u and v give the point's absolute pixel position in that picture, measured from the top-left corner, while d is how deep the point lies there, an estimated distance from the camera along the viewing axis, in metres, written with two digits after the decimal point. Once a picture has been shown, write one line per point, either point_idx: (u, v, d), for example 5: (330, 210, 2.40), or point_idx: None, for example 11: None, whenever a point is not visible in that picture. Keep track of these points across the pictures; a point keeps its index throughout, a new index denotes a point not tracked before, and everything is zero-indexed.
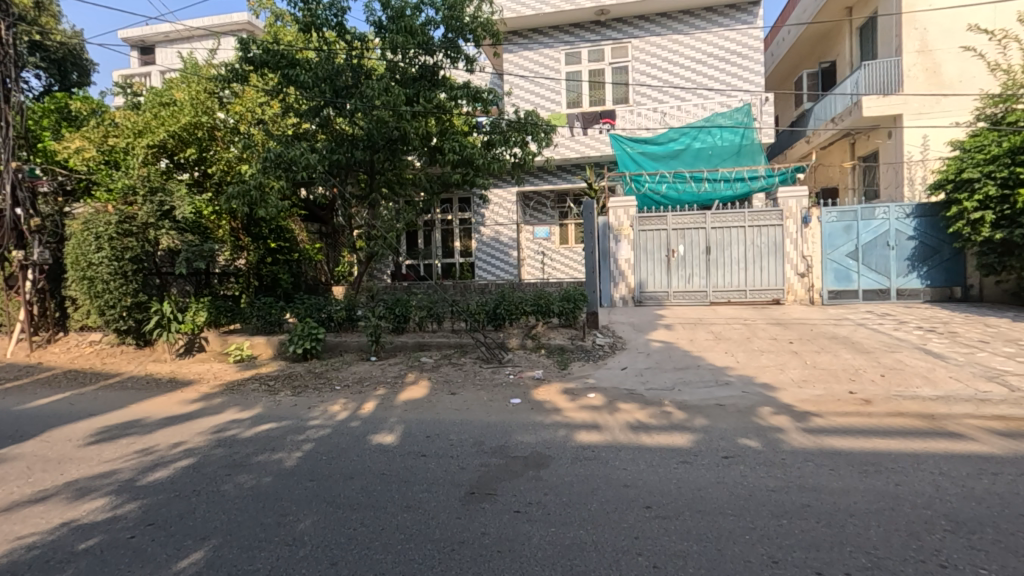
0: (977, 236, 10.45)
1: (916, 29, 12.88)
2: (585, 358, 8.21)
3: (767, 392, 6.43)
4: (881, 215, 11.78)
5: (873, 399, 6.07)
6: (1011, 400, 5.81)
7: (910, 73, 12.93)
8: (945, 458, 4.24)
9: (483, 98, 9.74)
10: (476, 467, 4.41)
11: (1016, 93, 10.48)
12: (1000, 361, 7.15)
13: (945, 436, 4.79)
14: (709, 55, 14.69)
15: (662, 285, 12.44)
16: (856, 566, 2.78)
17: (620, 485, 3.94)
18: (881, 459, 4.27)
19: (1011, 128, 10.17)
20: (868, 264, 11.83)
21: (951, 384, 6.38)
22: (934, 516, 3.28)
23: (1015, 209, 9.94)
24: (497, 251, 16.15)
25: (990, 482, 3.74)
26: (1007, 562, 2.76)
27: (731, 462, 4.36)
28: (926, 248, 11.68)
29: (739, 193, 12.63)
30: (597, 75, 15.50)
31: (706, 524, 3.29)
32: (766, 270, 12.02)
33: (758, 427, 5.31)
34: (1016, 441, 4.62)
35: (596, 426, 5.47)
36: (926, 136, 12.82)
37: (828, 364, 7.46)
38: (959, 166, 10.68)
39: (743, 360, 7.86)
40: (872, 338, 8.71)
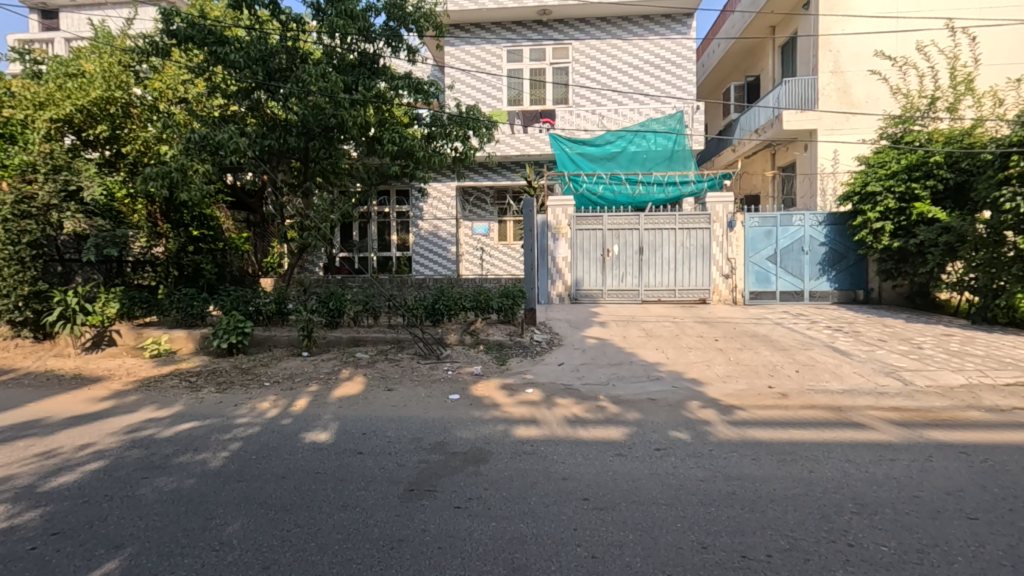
0: (878, 244, 11.46)
1: (831, 52, 13.94)
2: (523, 353, 8.28)
3: (695, 387, 6.77)
4: (797, 222, 12.66)
5: (789, 393, 6.53)
6: (905, 393, 6.42)
7: (825, 91, 14.00)
8: (850, 446, 4.63)
9: (423, 90, 9.51)
10: (416, 463, 4.35)
11: (913, 115, 11.57)
12: (896, 358, 7.88)
13: (850, 426, 5.24)
14: (645, 62, 15.23)
15: (597, 283, 12.77)
16: (776, 548, 2.98)
17: (559, 478, 4.02)
18: (796, 448, 4.60)
19: (908, 147, 11.23)
20: (785, 267, 12.70)
21: (855, 378, 6.99)
22: (841, 499, 3.58)
23: (910, 220, 11.02)
24: (435, 246, 16.08)
25: (889, 467, 4.13)
26: (904, 540, 3.05)
27: (663, 453, 4.55)
28: (834, 254, 12.68)
29: (671, 197, 13.18)
30: (538, 74, 15.64)
31: (641, 514, 3.42)
32: (694, 271, 12.62)
33: (687, 420, 5.58)
34: (910, 430, 5.11)
35: (535, 421, 5.54)
36: (836, 151, 13.90)
37: (750, 361, 7.94)
38: (864, 180, 11.67)
39: (672, 356, 8.24)
40: (788, 337, 9.35)
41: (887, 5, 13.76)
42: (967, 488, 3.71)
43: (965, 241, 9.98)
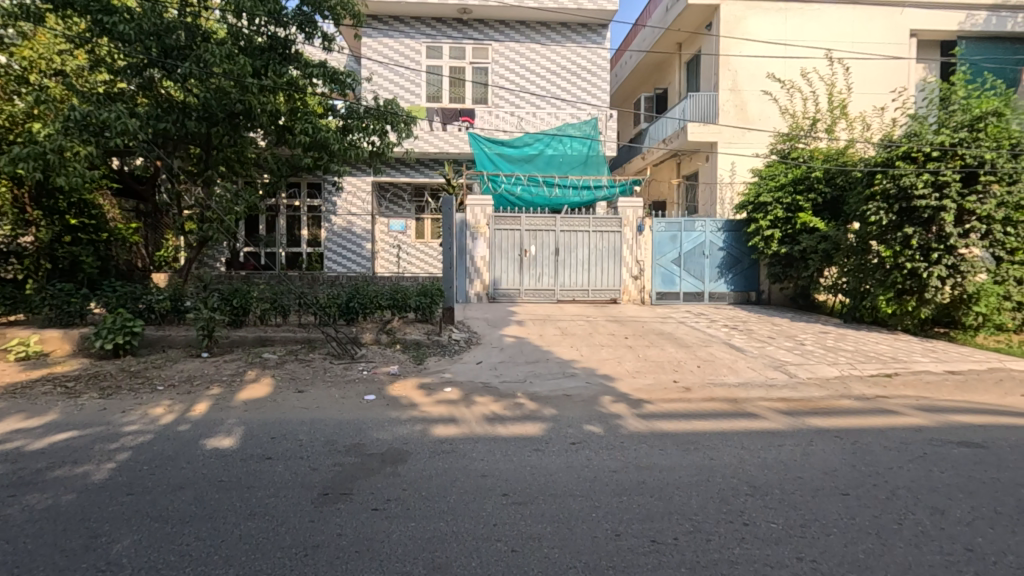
0: (768, 250, 12.57)
1: (730, 71, 15.08)
2: (441, 352, 8.22)
3: (607, 382, 7.07)
4: (699, 228, 13.57)
5: (691, 387, 7.00)
6: (790, 385, 7.11)
7: (725, 107, 15.14)
8: (744, 434, 5.06)
9: (340, 80, 9.27)
10: (330, 466, 4.19)
11: (798, 134, 12.83)
12: (782, 353, 8.69)
13: (744, 416, 5.71)
14: (562, 68, 15.63)
15: (515, 283, 12.94)
16: (682, 531, 3.19)
17: (478, 475, 4.04)
18: (698, 438, 4.95)
19: (794, 162, 12.43)
20: (688, 270, 13.57)
21: (748, 372, 7.63)
22: (738, 483, 3.89)
23: (795, 229, 12.19)
24: (349, 242, 15.55)
25: (778, 452, 4.55)
26: (790, 516, 3.38)
27: (578, 447, 4.72)
28: (731, 258, 13.73)
29: (585, 200, 13.69)
30: (458, 73, 15.58)
31: (558, 507, 3.52)
32: (606, 272, 13.16)
33: (600, 414, 5.82)
34: (794, 418, 5.67)
35: (453, 419, 5.53)
36: (733, 163, 15.06)
37: (657, 357, 8.42)
38: (757, 191, 12.74)
39: (586, 354, 8.54)
40: (691, 334, 10.00)
41: (777, 32, 15.12)
42: (841, 468, 4.17)
43: (839, 249, 11.19)
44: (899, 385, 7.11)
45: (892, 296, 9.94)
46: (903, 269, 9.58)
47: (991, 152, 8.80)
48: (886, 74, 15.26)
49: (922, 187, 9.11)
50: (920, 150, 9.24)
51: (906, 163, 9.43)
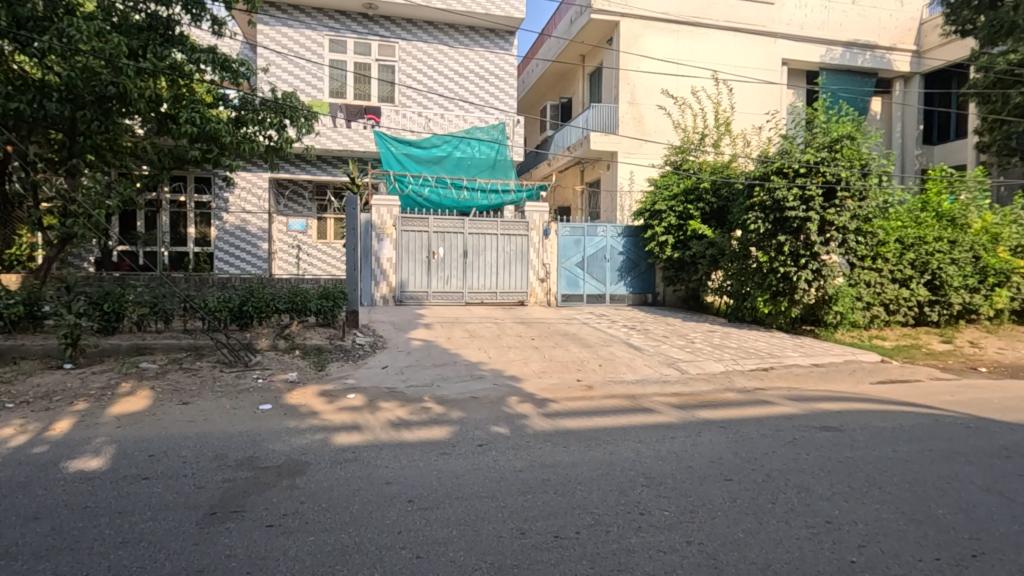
0: (663, 254, 13.50)
1: (629, 85, 15.93)
2: (344, 358, 7.92)
3: (514, 383, 7.18)
4: (601, 233, 14.21)
5: (593, 385, 7.30)
6: (681, 380, 7.64)
7: (624, 118, 15.89)
8: (641, 428, 5.36)
9: (232, 68, 8.64)
10: (218, 483, 3.88)
11: (689, 147, 13.80)
12: (675, 351, 9.31)
13: (641, 411, 6.05)
14: (470, 71, 15.69)
15: (422, 285, 12.77)
16: (583, 524, 3.31)
17: (382, 482, 3.94)
18: (599, 433, 5.18)
19: (686, 173, 13.40)
20: (591, 272, 14.16)
21: (645, 369, 8.10)
22: (635, 475, 4.11)
23: (686, 235, 13.14)
24: (242, 242, 14.53)
25: (670, 444, 4.87)
26: (680, 503, 3.62)
27: (484, 448, 4.75)
28: (630, 262, 14.53)
29: (493, 204, 13.82)
30: (363, 69, 15.12)
31: (463, 509, 3.51)
32: (513, 274, 13.38)
33: (507, 414, 5.90)
34: (684, 411, 6.11)
35: (356, 427, 5.34)
36: (632, 172, 15.93)
37: (561, 357, 8.69)
38: (653, 200, 13.61)
39: (493, 355, 8.62)
40: (593, 335, 10.42)
41: (671, 51, 16.19)
42: (724, 455, 4.54)
43: (724, 254, 12.22)
44: (773, 378, 7.88)
45: (768, 298, 10.98)
46: (777, 273, 10.63)
47: (846, 171, 9.97)
48: (763, 97, 16.87)
49: (792, 200, 10.15)
50: (790, 167, 10.26)
51: (779, 177, 10.42)
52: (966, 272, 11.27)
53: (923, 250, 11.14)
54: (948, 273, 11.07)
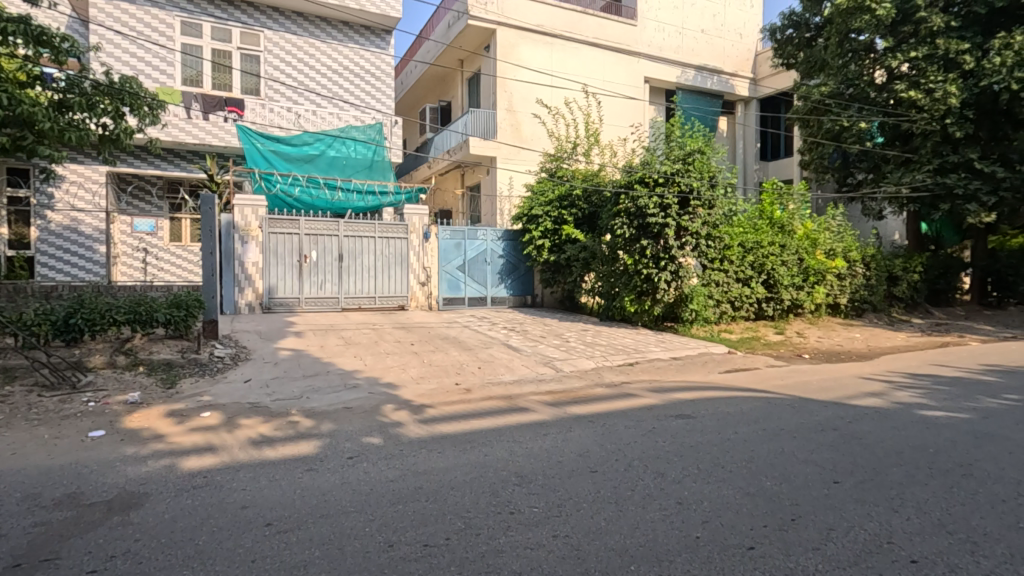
0: (540, 258, 14.11)
1: (506, 93, 16.32)
2: (199, 373, 7.17)
3: (390, 391, 6.99)
4: (481, 236, 14.38)
5: (472, 388, 7.34)
6: (556, 378, 7.95)
7: (501, 125, 16.21)
8: (515, 428, 5.48)
9: (52, 44, 7.44)
10: (28, 530, 3.30)
11: (563, 155, 14.40)
12: (551, 350, 9.67)
13: (518, 411, 6.20)
14: (345, 68, 15.03)
15: (293, 291, 11.98)
16: (453, 530, 3.29)
17: (237, 507, 3.62)
18: (474, 436, 5.20)
19: (560, 180, 14.07)
20: (471, 276, 14.25)
21: (522, 369, 8.32)
22: (507, 475, 4.18)
23: (560, 239, 13.88)
24: (73, 244, 12.66)
25: (542, 441, 5.03)
26: (548, 499, 3.74)
27: (355, 461, 4.56)
28: (509, 265, 14.85)
29: (370, 206, 13.38)
30: (222, 57, 13.85)
31: (328, 528, 3.33)
32: (392, 278, 13.05)
33: (381, 424, 5.71)
34: (557, 408, 6.36)
35: (211, 448, 4.86)
36: (511, 177, 16.35)
37: (441, 361, 8.63)
38: (530, 205, 14.15)
39: (370, 363, 8.33)
40: (473, 338, 10.49)
41: (545, 63, 16.85)
42: (591, 448, 4.79)
43: (595, 258, 13.01)
44: (638, 371, 8.50)
45: (635, 298, 11.82)
46: (641, 274, 11.48)
47: (697, 182, 11.02)
48: (627, 111, 18.21)
49: (652, 207, 11.05)
50: (651, 176, 11.16)
51: (641, 186, 11.31)
52: (792, 273, 13.02)
53: (759, 254, 12.69)
54: (779, 273, 12.74)
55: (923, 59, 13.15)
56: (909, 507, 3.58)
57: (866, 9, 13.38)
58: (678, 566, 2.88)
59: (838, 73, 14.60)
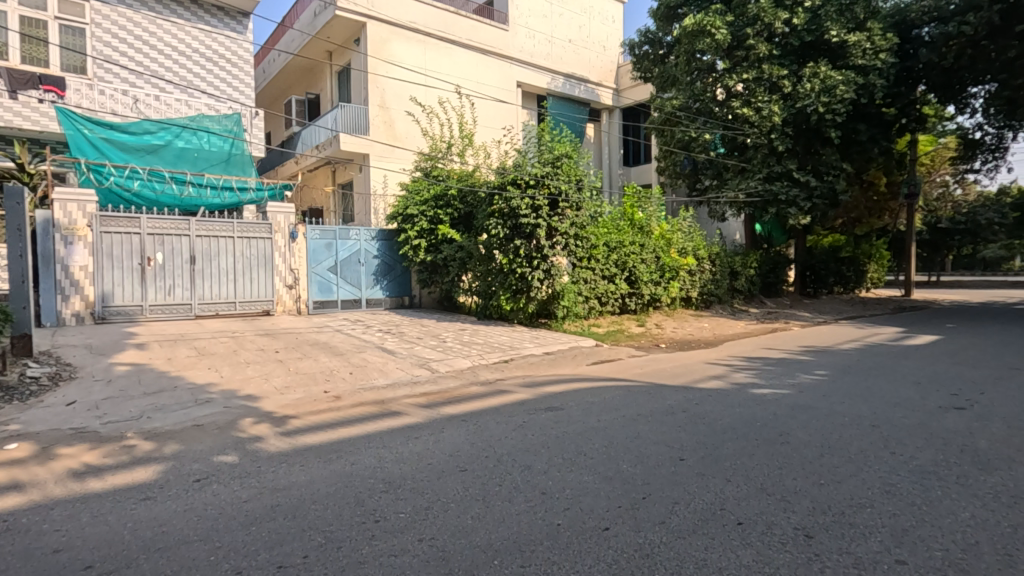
0: (417, 258, 13.94)
1: (378, 89, 15.84)
2: (6, 398, 6.06)
3: (249, 403, 6.46)
4: (354, 237, 13.83)
5: (341, 394, 7.03)
6: (431, 379, 7.89)
7: (374, 122, 15.72)
8: (386, 433, 5.33)
9: None
10: None
11: (437, 155, 14.35)
12: (427, 351, 9.56)
13: (389, 415, 6.05)
14: (194, 50, 13.56)
15: (134, 298, 10.61)
16: (312, 546, 3.12)
17: (48, 552, 3.11)
18: (341, 445, 4.98)
19: (435, 179, 14.02)
20: (344, 277, 13.65)
21: (396, 372, 8.13)
22: (374, 482, 4.06)
23: (437, 239, 13.83)
24: None
25: (413, 445, 4.95)
26: (416, 503, 3.69)
27: (203, 483, 4.13)
28: (384, 265, 14.43)
29: (227, 203, 12.29)
30: (34, 27, 11.83)
31: (164, 562, 2.98)
32: (255, 282, 12.07)
33: (237, 440, 5.26)
34: (431, 409, 6.31)
35: (17, 485, 4.12)
36: (385, 176, 15.92)
37: (308, 368, 8.15)
38: (405, 204, 13.93)
39: (226, 374, 7.63)
40: (345, 342, 10.05)
41: (418, 61, 16.63)
42: (463, 448, 4.81)
43: (471, 258, 13.14)
44: (512, 368, 8.72)
45: (510, 296, 12.12)
46: (515, 273, 11.79)
47: (565, 185, 11.55)
48: (500, 113, 18.60)
49: (524, 208, 11.41)
50: (522, 179, 11.50)
51: (514, 188, 11.61)
52: (651, 270, 14.21)
53: (622, 253, 13.65)
54: (639, 270, 13.83)
55: (752, 81, 15.03)
56: (739, 476, 4.05)
57: (707, 33, 14.99)
58: (539, 554, 3.00)
59: (686, 88, 16.10)
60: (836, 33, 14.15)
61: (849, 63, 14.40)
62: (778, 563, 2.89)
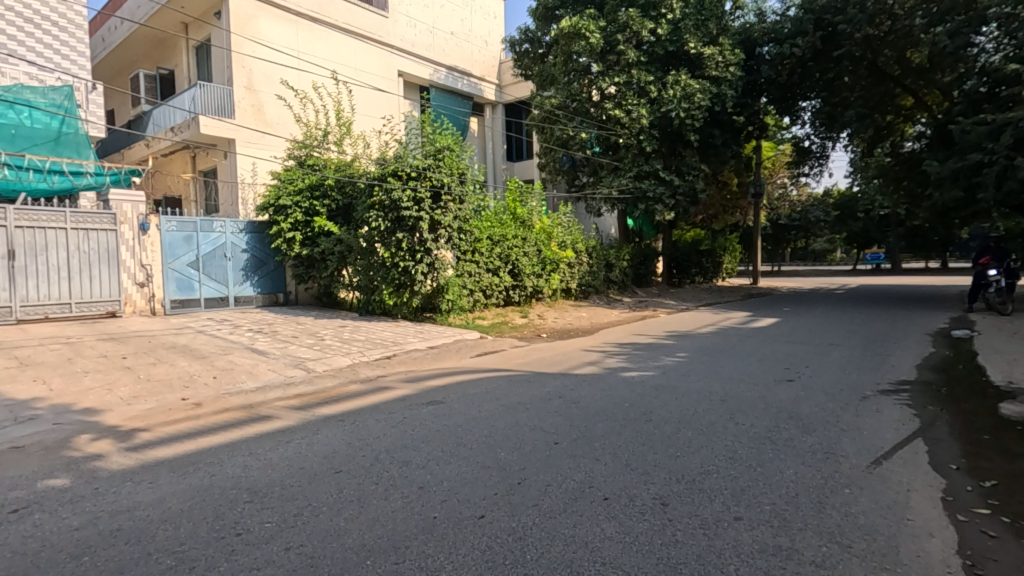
0: (291, 251, 13.13)
1: (243, 68, 14.54)
2: None
3: (87, 418, 5.68)
4: (218, 229, 12.64)
5: (202, 401, 6.42)
6: (306, 380, 7.47)
7: (239, 105, 14.45)
8: (253, 439, 4.97)
9: None
10: None
11: (312, 143, 13.63)
12: (303, 350, 9.05)
13: (258, 420, 5.64)
14: (7, 8, 11.47)
15: None
16: (161, 570, 2.83)
17: None
18: (200, 457, 4.55)
19: (310, 169, 13.29)
20: (207, 273, 12.46)
21: (267, 374, 7.59)
22: (237, 493, 3.77)
23: (313, 232, 13.15)
24: None
25: (284, 449, 4.67)
26: (283, 510, 3.48)
27: (22, 514, 3.56)
28: (255, 260, 13.40)
29: (57, 188, 10.72)
30: None
31: None
32: (96, 280, 10.59)
33: (70, 460, 4.60)
34: (305, 411, 5.98)
35: None
36: (254, 164, 14.71)
37: (163, 375, 7.34)
38: (276, 194, 13.04)
39: (58, 386, 6.63)
40: (208, 344, 9.19)
41: (289, 42, 15.56)
42: (338, 449, 4.61)
43: (351, 251, 12.64)
44: (394, 364, 8.53)
45: (393, 290, 11.88)
46: (398, 266, 11.56)
47: (447, 178, 11.45)
48: (380, 103, 18.03)
49: (406, 200, 11.19)
50: (403, 170, 11.25)
51: (394, 179, 11.33)
52: (533, 262, 14.64)
53: (505, 246, 13.88)
54: (522, 263, 14.19)
55: (623, 84, 16.03)
56: (607, 454, 4.32)
57: (581, 35, 15.72)
58: (413, 549, 2.97)
59: (564, 88, 16.71)
60: (694, 46, 15.56)
61: (705, 73, 15.91)
62: (637, 531, 3.13)
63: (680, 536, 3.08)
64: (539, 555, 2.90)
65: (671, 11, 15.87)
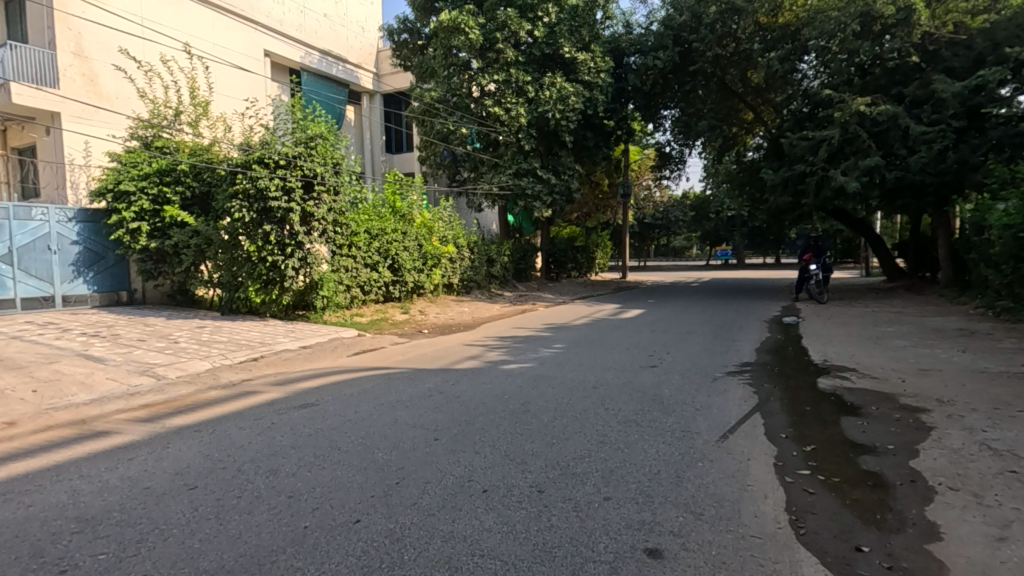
0: (136, 244, 11.62)
1: (70, 31, 12.46)
2: None
3: None
4: (38, 217, 10.82)
5: (18, 419, 5.44)
6: (156, 388, 6.66)
7: (66, 73, 12.39)
8: (86, 460, 4.32)
9: None
10: None
11: (160, 123, 12.16)
12: (151, 355, 8.05)
13: (93, 437, 4.91)
14: None
15: None
16: None
17: None
18: (14, 485, 3.85)
19: (159, 151, 11.85)
20: (25, 269, 10.62)
21: (105, 384, 6.63)
22: (62, 523, 3.25)
23: (164, 222, 11.76)
24: None
25: (125, 468, 4.11)
26: (124, 537, 3.07)
27: None
28: (89, 254, 11.65)
29: None
30: None
31: None
32: None
33: None
34: (154, 423, 5.32)
35: None
36: (86, 143, 12.73)
37: None
38: (116, 177, 11.46)
39: None
40: (26, 352, 7.82)
41: (129, 6, 13.68)
42: (193, 463, 4.17)
43: (211, 244, 11.48)
44: (262, 366, 7.91)
45: (260, 287, 11.00)
46: (266, 261, 10.72)
47: (320, 167, 10.80)
48: (243, 83, 16.55)
49: (274, 189, 10.39)
50: (270, 157, 10.42)
51: (261, 167, 10.46)
52: (413, 257, 14.38)
53: (383, 240, 13.46)
54: (402, 258, 13.87)
55: (502, 82, 16.28)
56: (486, 447, 4.38)
57: (461, 30, 15.65)
58: (280, 564, 2.78)
59: (444, 82, 16.52)
60: (569, 50, 16.26)
61: (579, 77, 16.70)
62: (515, 521, 3.20)
63: (555, 520, 3.21)
64: (417, 554, 2.86)
65: (547, 15, 16.39)
